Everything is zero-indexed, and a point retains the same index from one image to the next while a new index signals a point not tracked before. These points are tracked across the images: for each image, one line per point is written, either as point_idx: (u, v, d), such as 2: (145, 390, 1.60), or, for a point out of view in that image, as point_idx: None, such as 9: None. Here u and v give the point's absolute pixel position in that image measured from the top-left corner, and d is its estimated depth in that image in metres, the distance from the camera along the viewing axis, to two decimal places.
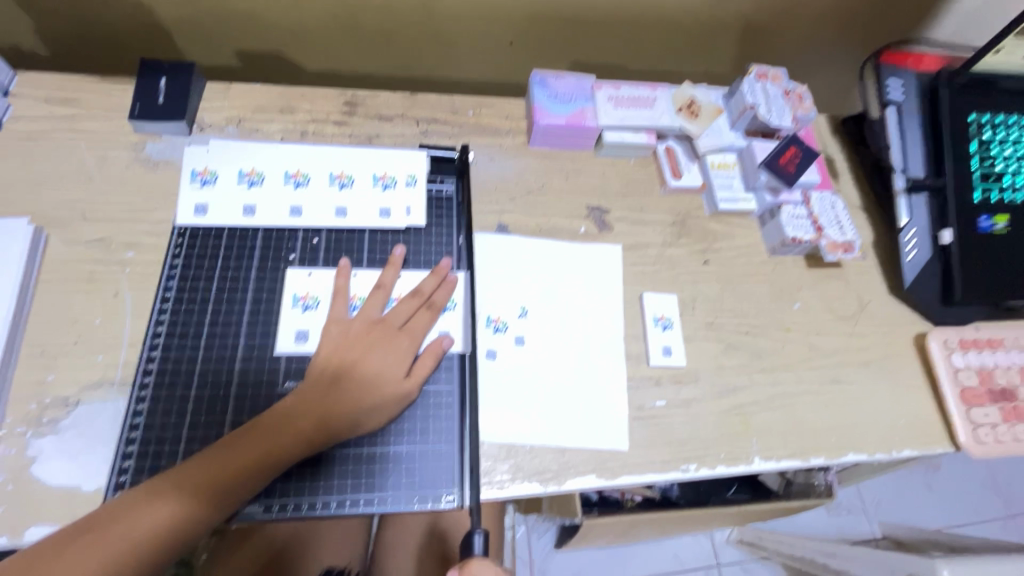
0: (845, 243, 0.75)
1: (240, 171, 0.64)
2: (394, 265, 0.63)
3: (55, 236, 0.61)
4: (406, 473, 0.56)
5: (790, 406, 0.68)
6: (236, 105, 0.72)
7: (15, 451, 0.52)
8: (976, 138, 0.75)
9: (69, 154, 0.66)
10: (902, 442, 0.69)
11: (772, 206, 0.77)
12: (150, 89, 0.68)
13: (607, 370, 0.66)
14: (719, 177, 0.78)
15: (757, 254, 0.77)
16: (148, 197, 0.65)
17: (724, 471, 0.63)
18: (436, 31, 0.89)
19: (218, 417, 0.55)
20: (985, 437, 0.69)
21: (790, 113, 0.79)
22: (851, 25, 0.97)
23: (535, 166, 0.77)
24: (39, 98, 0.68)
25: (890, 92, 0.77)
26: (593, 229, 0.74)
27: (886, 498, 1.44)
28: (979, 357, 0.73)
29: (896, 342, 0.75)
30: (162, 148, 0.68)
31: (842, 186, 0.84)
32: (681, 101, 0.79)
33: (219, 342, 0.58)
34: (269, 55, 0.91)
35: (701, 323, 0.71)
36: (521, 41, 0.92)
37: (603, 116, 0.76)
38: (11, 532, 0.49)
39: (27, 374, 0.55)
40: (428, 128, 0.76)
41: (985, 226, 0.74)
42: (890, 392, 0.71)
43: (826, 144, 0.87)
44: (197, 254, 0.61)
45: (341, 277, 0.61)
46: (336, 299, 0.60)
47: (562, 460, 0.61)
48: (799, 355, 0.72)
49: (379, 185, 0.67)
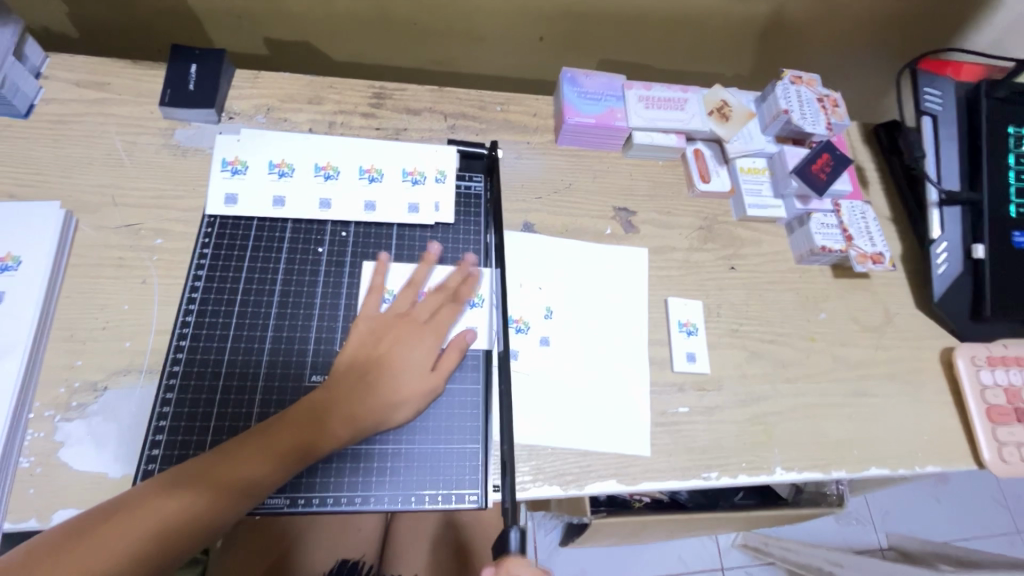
0: (875, 254, 0.74)
1: (270, 162, 0.64)
2: (428, 262, 0.62)
3: (84, 221, 0.61)
4: (429, 471, 0.56)
5: (813, 417, 0.67)
6: (266, 94, 0.72)
7: (44, 434, 0.52)
8: (1013, 151, 0.74)
9: (99, 139, 0.66)
10: (925, 457, 0.68)
11: (802, 214, 0.76)
12: (181, 75, 0.68)
13: (631, 374, 0.66)
14: (748, 182, 0.77)
15: (783, 262, 0.77)
16: (177, 184, 0.65)
17: (745, 480, 0.63)
18: (465, 24, 0.88)
19: (245, 409, 0.55)
20: (1010, 456, 0.68)
21: (823, 119, 0.77)
22: (887, 30, 0.95)
23: (562, 165, 0.76)
24: (70, 81, 0.68)
25: (927, 101, 0.75)
26: (620, 231, 0.74)
27: (894, 509, 1.43)
28: (1007, 375, 0.72)
29: (922, 356, 0.74)
30: (191, 136, 0.68)
31: (872, 195, 0.83)
32: (712, 103, 0.77)
33: (246, 333, 0.58)
34: (296, 44, 0.90)
35: (726, 330, 0.71)
36: (551, 36, 0.91)
37: (633, 116, 0.74)
38: (40, 515, 0.49)
39: (56, 358, 0.55)
40: (456, 123, 0.75)
41: (1020, 242, 0.73)
42: (914, 406, 0.70)
43: (856, 152, 0.85)
44: (226, 245, 0.61)
45: (376, 273, 0.61)
46: (370, 294, 0.60)
47: (583, 463, 0.60)
48: (823, 366, 0.71)
49: (409, 180, 0.66)
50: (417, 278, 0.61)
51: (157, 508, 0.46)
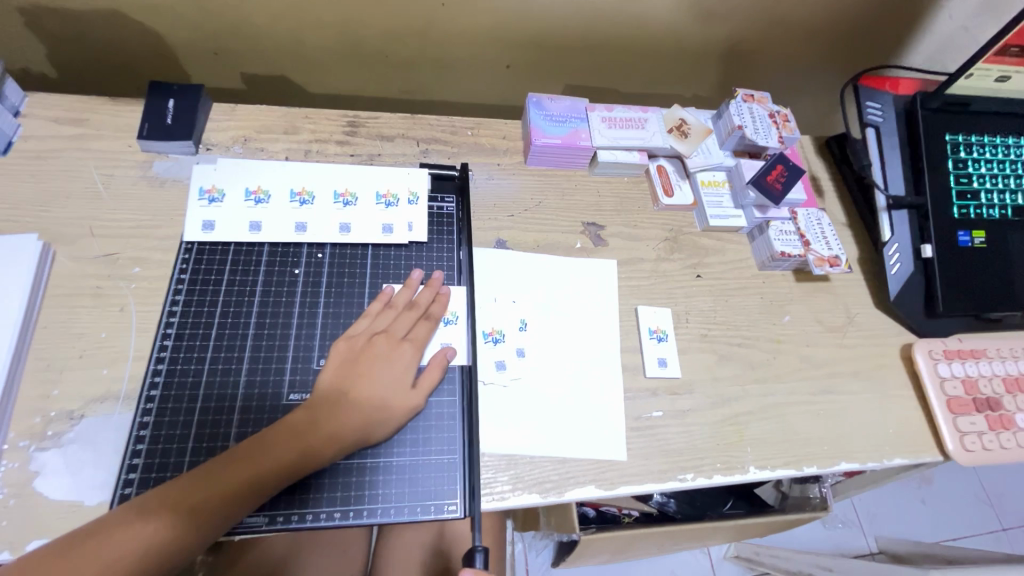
0: (832, 257, 0.78)
1: (246, 190, 0.66)
2: (411, 286, 0.64)
3: (62, 252, 0.62)
4: (408, 483, 0.57)
5: (783, 416, 0.70)
6: (242, 125, 0.74)
7: (19, 464, 0.52)
8: (951, 157, 0.79)
9: (77, 172, 0.67)
10: (893, 450, 0.70)
11: (761, 222, 0.80)
12: (159, 110, 0.70)
13: (605, 381, 0.68)
14: (709, 194, 0.81)
15: (747, 269, 0.80)
16: (154, 214, 0.66)
17: (720, 480, 0.65)
18: (436, 55, 0.92)
19: (223, 429, 0.56)
20: (972, 445, 0.70)
21: (776, 133, 0.82)
22: (831, 52, 1.02)
23: (531, 184, 0.79)
24: (49, 119, 0.70)
25: (870, 114, 0.80)
26: (589, 244, 0.77)
27: (881, 512, 1.45)
28: (964, 367, 0.75)
29: (883, 352, 0.77)
30: (169, 167, 0.70)
31: (827, 203, 0.87)
32: (672, 121, 0.82)
33: (224, 355, 0.59)
34: (273, 78, 0.93)
35: (695, 336, 0.73)
36: (518, 64, 0.96)
37: (597, 136, 0.78)
38: (13, 547, 0.49)
39: (32, 388, 0.55)
40: (428, 148, 0.79)
41: (964, 240, 0.77)
42: (879, 402, 0.73)
43: (811, 162, 0.90)
44: (204, 270, 0.63)
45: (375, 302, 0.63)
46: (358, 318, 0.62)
47: (561, 470, 0.62)
48: (790, 366, 0.74)
49: (382, 202, 0.69)
50: (397, 300, 0.63)
51: (141, 527, 0.46)
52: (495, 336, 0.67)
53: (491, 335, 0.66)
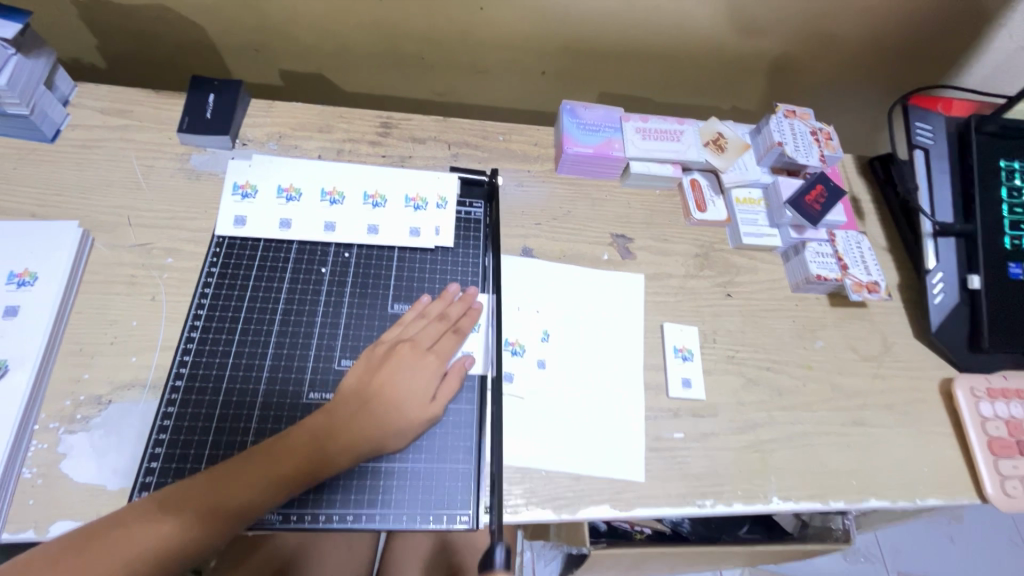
0: (871, 283, 0.74)
1: (278, 187, 0.67)
2: (445, 299, 0.64)
3: (100, 240, 0.64)
4: (423, 490, 0.56)
5: (810, 446, 0.67)
6: (278, 122, 0.75)
7: (48, 445, 0.53)
8: (1006, 185, 0.75)
9: (119, 162, 0.69)
10: (926, 490, 0.67)
11: (797, 243, 0.77)
12: (199, 104, 0.72)
13: (626, 400, 0.66)
14: (743, 211, 0.79)
15: (780, 290, 0.77)
16: (190, 207, 0.68)
17: (741, 508, 0.62)
18: (471, 58, 0.92)
19: (243, 424, 0.56)
20: (1013, 490, 0.66)
21: (817, 152, 0.79)
22: (880, 69, 0.98)
23: (561, 193, 0.78)
24: (96, 109, 0.72)
25: (918, 135, 0.77)
26: (617, 257, 0.75)
27: (906, 548, 1.39)
28: (1008, 408, 0.71)
29: (921, 386, 0.73)
30: (206, 161, 0.71)
31: (869, 227, 0.84)
32: (708, 135, 0.80)
33: (248, 350, 0.60)
34: (311, 76, 0.95)
35: (721, 357, 0.71)
36: (553, 70, 0.95)
37: (630, 147, 0.77)
38: (37, 526, 0.50)
39: (64, 371, 0.57)
40: (459, 152, 0.78)
41: (1016, 273, 0.73)
42: (915, 437, 0.70)
43: (853, 183, 0.87)
44: (233, 264, 0.64)
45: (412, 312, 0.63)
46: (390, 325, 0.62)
47: (577, 488, 0.60)
48: (821, 394, 0.71)
49: (411, 206, 0.69)
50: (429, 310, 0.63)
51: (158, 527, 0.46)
52: (515, 350, 0.66)
53: (511, 347, 0.66)
